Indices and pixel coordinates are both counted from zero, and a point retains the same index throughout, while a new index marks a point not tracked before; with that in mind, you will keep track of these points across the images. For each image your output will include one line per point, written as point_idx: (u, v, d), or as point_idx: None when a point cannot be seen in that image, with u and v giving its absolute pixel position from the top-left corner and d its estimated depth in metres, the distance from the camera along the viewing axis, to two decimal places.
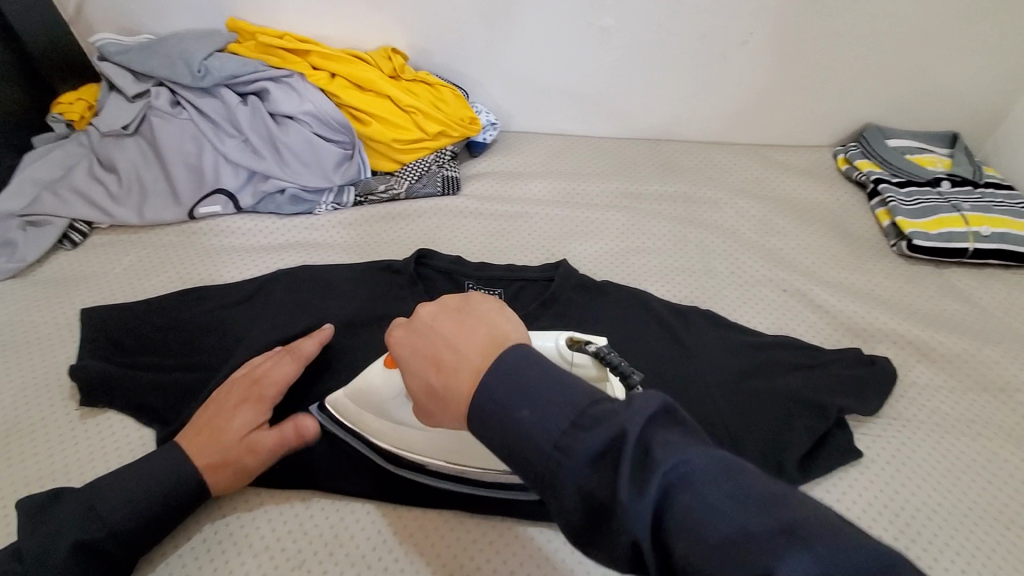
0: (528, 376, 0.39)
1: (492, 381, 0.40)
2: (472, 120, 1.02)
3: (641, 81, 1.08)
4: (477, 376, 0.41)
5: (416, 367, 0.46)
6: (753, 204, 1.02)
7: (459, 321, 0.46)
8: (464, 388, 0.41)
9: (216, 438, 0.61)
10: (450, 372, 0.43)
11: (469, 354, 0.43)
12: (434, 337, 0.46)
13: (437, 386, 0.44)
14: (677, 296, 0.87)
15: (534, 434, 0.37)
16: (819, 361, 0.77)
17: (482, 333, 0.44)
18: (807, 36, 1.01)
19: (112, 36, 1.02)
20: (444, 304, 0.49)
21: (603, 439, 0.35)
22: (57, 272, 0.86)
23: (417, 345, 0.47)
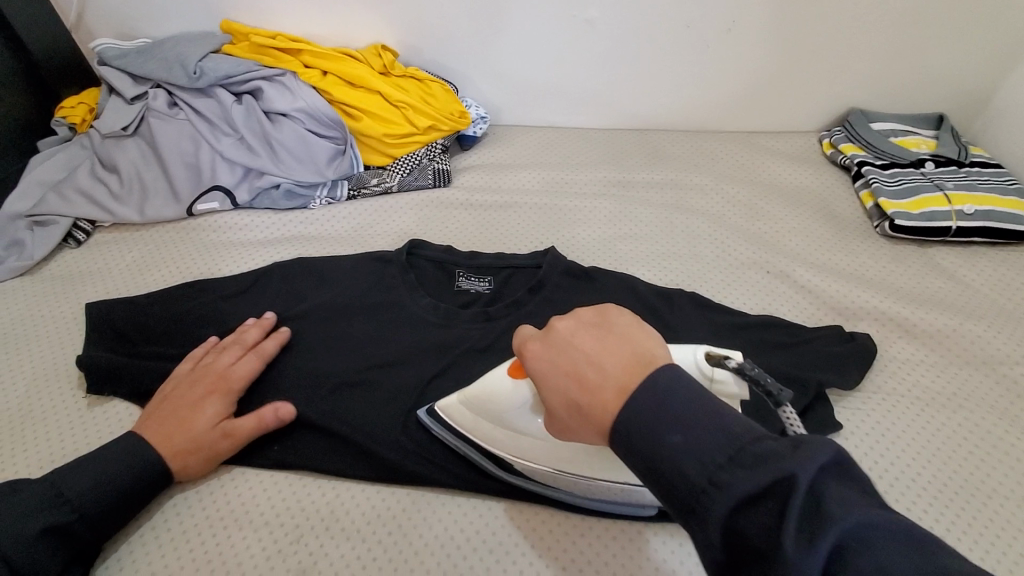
0: (677, 396, 0.41)
1: (645, 404, 0.42)
2: (462, 114, 1.05)
3: (627, 71, 1.10)
4: (625, 393, 0.43)
5: (552, 381, 0.49)
6: (739, 189, 1.04)
7: (599, 337, 0.49)
8: (608, 406, 0.44)
9: (182, 429, 0.65)
10: (592, 389, 0.45)
11: (609, 370, 0.45)
12: (572, 353, 0.49)
13: (578, 401, 0.46)
14: (663, 279, 0.90)
15: (679, 456, 0.38)
16: (801, 339, 0.79)
17: (626, 352, 0.46)
18: (789, 22, 1.03)
19: (111, 41, 1.05)
20: (581, 320, 0.51)
21: (683, 448, 0.39)
22: (63, 269, 0.89)
23: (554, 361, 0.49)
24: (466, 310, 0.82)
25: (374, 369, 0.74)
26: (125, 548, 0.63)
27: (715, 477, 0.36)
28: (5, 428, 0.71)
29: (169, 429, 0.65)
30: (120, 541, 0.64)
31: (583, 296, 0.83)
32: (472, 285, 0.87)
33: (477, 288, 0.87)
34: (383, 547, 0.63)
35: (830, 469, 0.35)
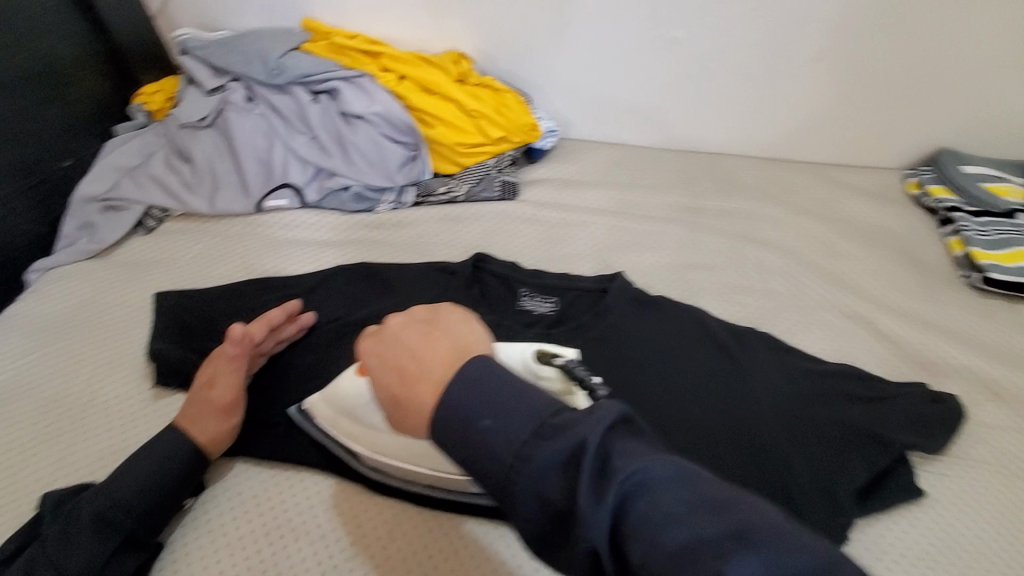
0: (491, 383, 0.42)
1: (448, 399, 0.42)
2: (533, 126, 1.02)
3: (707, 95, 1.06)
4: (437, 387, 0.43)
5: (378, 375, 0.49)
6: (817, 225, 1.00)
7: (426, 334, 0.49)
8: (428, 399, 0.44)
9: (189, 403, 0.67)
10: (415, 383, 0.45)
11: (432, 365, 0.46)
12: (398, 349, 0.48)
13: (399, 395, 0.46)
14: (734, 316, 0.86)
15: (489, 442, 0.39)
16: (884, 394, 0.75)
17: (446, 346, 0.47)
18: (884, 55, 0.98)
19: (193, 31, 1.07)
20: (411, 317, 0.51)
21: (494, 430, 0.39)
22: (133, 255, 0.90)
23: (382, 357, 0.49)
24: (530, 332, 0.80)
25: None
26: (181, 548, 0.63)
27: (534, 453, 0.37)
28: (73, 413, 0.72)
29: (184, 409, 0.68)
30: (177, 540, 0.63)
31: (653, 327, 0.80)
32: (536, 304, 0.84)
33: (541, 308, 0.83)
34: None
35: (615, 428, 0.37)
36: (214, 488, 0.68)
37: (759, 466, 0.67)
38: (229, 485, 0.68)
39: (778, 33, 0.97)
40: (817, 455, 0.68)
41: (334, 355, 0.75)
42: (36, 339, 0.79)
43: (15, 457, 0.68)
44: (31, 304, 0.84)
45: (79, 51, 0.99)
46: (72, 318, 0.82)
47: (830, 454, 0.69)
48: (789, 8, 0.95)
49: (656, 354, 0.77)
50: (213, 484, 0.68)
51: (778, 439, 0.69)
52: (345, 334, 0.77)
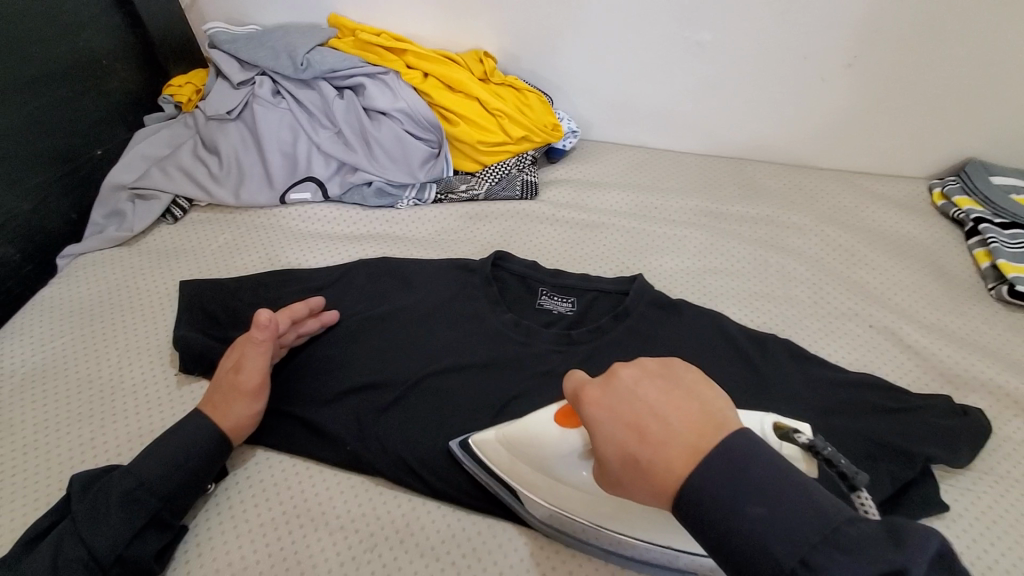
0: (755, 465, 0.42)
1: (716, 476, 0.42)
2: (555, 127, 1.03)
3: (732, 99, 1.06)
4: (693, 459, 0.43)
5: (603, 428, 0.49)
6: (841, 234, 0.99)
7: (669, 391, 0.48)
8: (674, 471, 0.44)
9: (216, 388, 0.68)
10: (653, 447, 0.45)
11: (678, 429, 0.45)
12: (638, 404, 0.48)
13: (628, 455, 0.46)
14: (754, 322, 0.86)
15: (764, 532, 0.39)
16: (905, 405, 0.74)
17: (690, 408, 0.46)
18: (918, 61, 0.96)
19: (223, 25, 1.08)
20: (643, 368, 0.51)
21: (764, 518, 0.40)
22: (160, 244, 0.92)
23: (613, 410, 0.49)
24: (548, 331, 0.80)
25: (456, 383, 0.73)
26: (205, 531, 0.65)
27: (805, 555, 0.38)
28: (100, 397, 0.73)
29: (211, 394, 0.68)
30: (199, 523, 0.65)
31: (672, 331, 0.80)
32: (554, 304, 0.84)
33: (559, 308, 0.84)
34: (456, 570, 0.62)
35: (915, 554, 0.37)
36: (236, 475, 0.70)
37: None
38: (250, 472, 0.70)
39: (809, 39, 0.96)
40: None
41: (355, 347, 0.76)
42: (66, 324, 0.81)
43: (43, 438, 0.69)
44: (61, 290, 0.86)
45: (113, 43, 1.00)
46: (100, 304, 0.83)
47: (850, 465, 0.68)
48: (821, 13, 0.93)
49: (675, 359, 0.77)
50: (236, 471, 0.70)
51: None
52: (366, 329, 0.78)
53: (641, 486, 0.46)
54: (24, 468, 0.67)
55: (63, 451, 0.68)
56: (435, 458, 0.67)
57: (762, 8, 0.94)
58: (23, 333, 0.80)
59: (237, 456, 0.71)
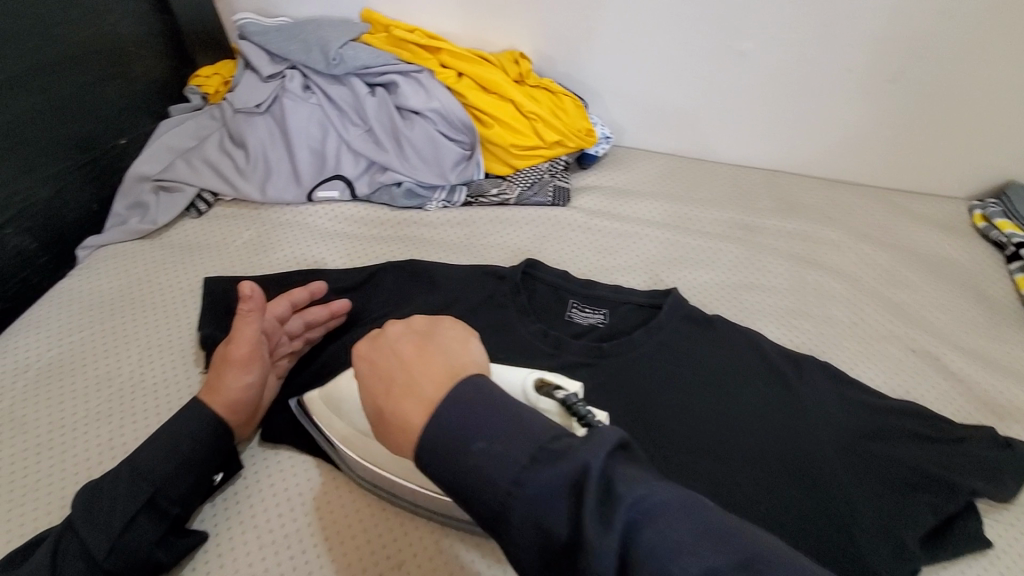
0: (478, 407, 0.43)
1: (450, 418, 0.42)
2: (589, 132, 1.00)
3: (771, 110, 1.03)
4: (429, 411, 0.44)
5: (379, 388, 0.49)
6: (879, 253, 0.96)
7: (421, 347, 0.49)
8: (424, 413, 0.44)
9: (212, 364, 0.66)
10: (403, 396, 0.46)
11: (421, 381, 0.46)
12: (388, 358, 0.49)
13: (388, 406, 0.47)
14: (791, 341, 0.84)
15: (483, 465, 0.40)
16: (949, 435, 0.72)
17: (439, 363, 0.47)
18: (968, 79, 0.93)
19: (253, 16, 1.06)
20: (410, 327, 0.52)
21: (487, 451, 0.40)
22: (183, 238, 0.90)
23: (371, 363, 0.50)
24: (580, 343, 0.77)
25: None
26: (226, 540, 0.62)
27: (518, 477, 0.39)
28: (120, 395, 0.71)
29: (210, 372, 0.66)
30: (220, 530, 0.63)
31: (708, 348, 0.77)
32: (585, 316, 0.82)
33: (590, 320, 0.82)
34: None
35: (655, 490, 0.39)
36: (257, 480, 0.67)
37: (817, 502, 0.64)
38: (272, 478, 0.67)
39: (855, 53, 0.94)
40: (879, 497, 0.65)
41: None
42: (86, 317, 0.79)
43: (61, 436, 0.67)
44: (81, 282, 0.84)
45: (140, 30, 0.98)
46: (121, 298, 0.81)
47: (893, 496, 0.65)
48: (868, 27, 0.91)
49: (711, 377, 0.74)
50: (258, 475, 0.68)
51: (838, 475, 0.66)
52: None
53: (400, 433, 0.46)
54: (41, 466, 0.65)
55: (81, 450, 0.66)
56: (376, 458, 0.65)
57: (807, 20, 0.92)
58: (41, 325, 0.78)
59: (258, 459, 0.69)
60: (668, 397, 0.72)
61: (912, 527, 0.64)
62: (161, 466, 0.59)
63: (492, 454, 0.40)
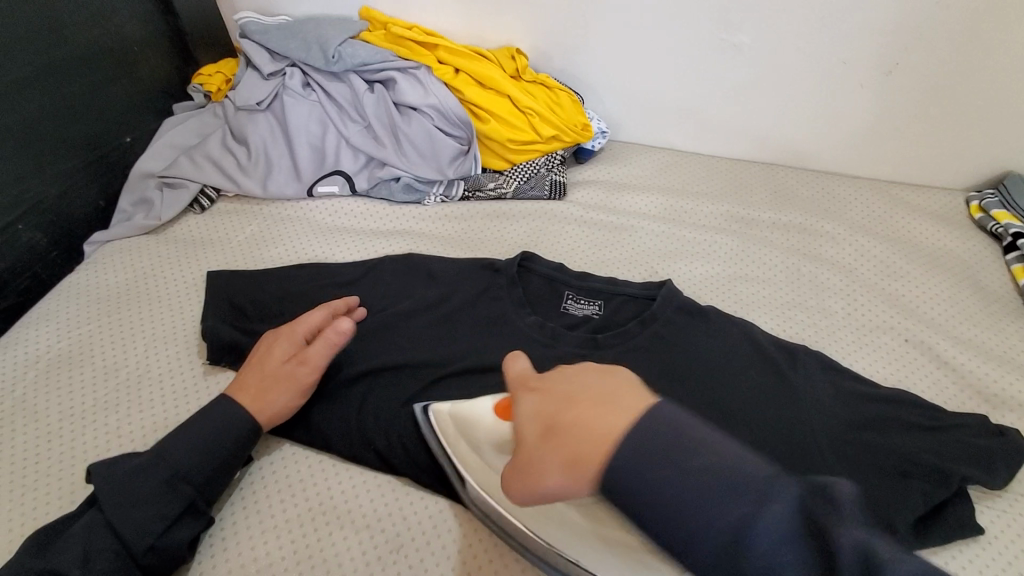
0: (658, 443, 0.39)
1: (625, 457, 0.39)
2: (585, 126, 1.01)
3: (767, 103, 1.04)
4: (604, 446, 0.40)
5: (529, 418, 0.47)
6: (875, 244, 0.97)
7: (619, 390, 0.44)
8: (588, 445, 0.41)
9: (257, 376, 0.67)
10: (569, 430, 0.42)
11: (603, 421, 0.41)
12: (585, 401, 0.44)
13: (544, 433, 0.45)
14: (785, 332, 0.84)
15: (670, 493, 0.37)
16: (941, 424, 0.72)
17: (629, 404, 0.42)
18: (963, 70, 0.93)
19: (254, 14, 1.07)
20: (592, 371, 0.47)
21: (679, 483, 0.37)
22: (186, 234, 0.92)
23: (563, 404, 0.45)
24: (574, 333, 0.79)
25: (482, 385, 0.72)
26: (229, 524, 0.64)
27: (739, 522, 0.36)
28: (126, 386, 0.73)
29: (249, 379, 0.68)
30: (225, 515, 0.65)
31: (701, 339, 0.78)
32: (581, 307, 0.83)
33: (585, 311, 0.83)
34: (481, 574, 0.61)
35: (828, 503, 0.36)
36: (262, 467, 0.69)
37: None
38: (276, 466, 0.69)
39: (851, 44, 0.94)
40: (870, 484, 0.66)
41: (380, 344, 0.75)
42: (93, 310, 0.81)
43: (70, 426, 0.69)
44: (88, 276, 0.86)
45: (144, 30, 1.00)
46: (127, 292, 0.83)
47: (885, 482, 0.66)
48: (864, 17, 0.91)
49: (705, 367, 0.75)
50: (261, 463, 0.70)
51: (830, 463, 0.67)
52: (390, 325, 0.77)
53: (549, 460, 0.43)
54: (51, 455, 0.67)
55: (89, 440, 0.68)
56: (404, 444, 0.67)
57: (802, 12, 0.92)
58: (50, 319, 0.80)
59: (262, 447, 0.71)
60: (661, 386, 0.73)
61: (903, 513, 0.65)
62: (169, 443, 0.61)
63: (665, 490, 0.38)
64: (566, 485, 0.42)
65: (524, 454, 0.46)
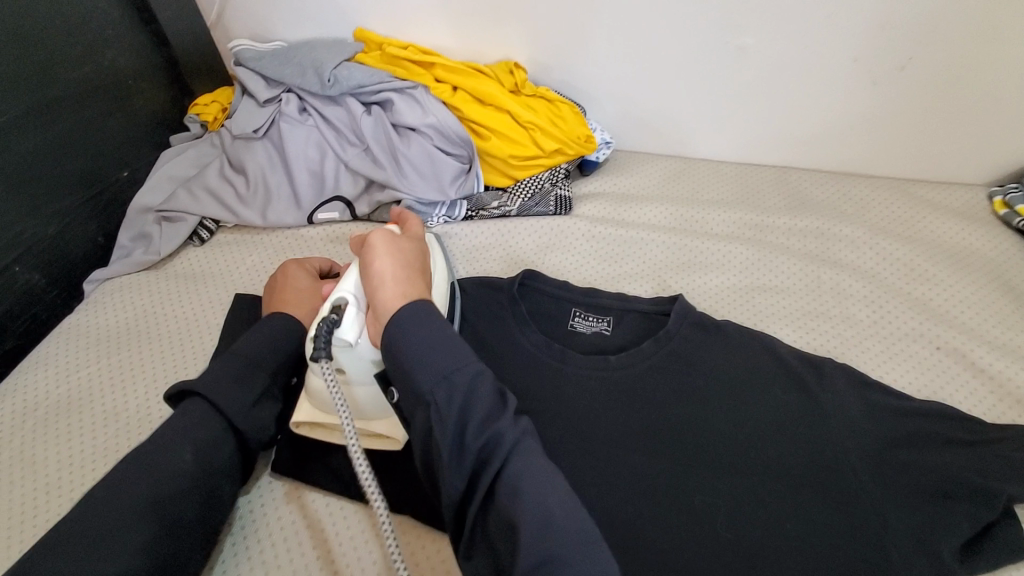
0: (425, 329, 0.53)
1: (420, 306, 0.55)
2: (589, 138, 0.98)
3: (777, 105, 1.00)
4: (407, 296, 0.56)
5: (400, 247, 0.63)
6: (899, 247, 0.93)
7: (392, 248, 0.61)
8: (418, 290, 0.58)
9: (304, 296, 0.73)
10: (389, 288, 0.57)
11: (392, 275, 0.58)
12: (395, 267, 0.59)
13: (410, 262, 0.61)
14: (808, 344, 0.80)
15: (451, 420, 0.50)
16: (981, 437, 0.68)
17: (403, 259, 0.61)
18: (980, 62, 0.90)
19: (248, 42, 1.06)
20: (394, 242, 0.62)
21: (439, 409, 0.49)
22: (186, 267, 0.90)
23: (386, 263, 0.59)
24: (587, 355, 0.75)
25: None
26: None
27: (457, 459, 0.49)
28: (126, 429, 0.70)
29: (298, 303, 0.72)
30: (227, 569, 0.60)
31: (720, 357, 0.74)
32: (589, 324, 0.80)
33: (595, 328, 0.80)
34: None
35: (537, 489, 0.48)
36: (263, 514, 0.65)
37: (840, 514, 0.62)
38: (281, 510, 0.65)
39: (862, 40, 0.91)
40: (911, 506, 0.62)
41: None
42: (92, 352, 0.79)
43: (69, 474, 0.66)
44: (88, 316, 0.84)
45: (138, 62, 0.99)
46: (128, 330, 0.81)
47: (923, 504, 0.62)
48: (876, 10, 0.87)
49: (725, 387, 0.71)
50: (267, 508, 0.65)
51: (865, 487, 0.63)
52: None
53: (389, 266, 0.59)
54: (48, 508, 0.64)
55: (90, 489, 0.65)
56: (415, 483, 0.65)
57: (813, 8, 0.89)
58: (51, 361, 0.78)
59: (265, 490, 0.67)
60: (681, 409, 0.70)
61: (946, 537, 0.60)
62: (219, 391, 0.59)
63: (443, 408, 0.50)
64: (381, 277, 0.58)
65: (381, 247, 0.61)
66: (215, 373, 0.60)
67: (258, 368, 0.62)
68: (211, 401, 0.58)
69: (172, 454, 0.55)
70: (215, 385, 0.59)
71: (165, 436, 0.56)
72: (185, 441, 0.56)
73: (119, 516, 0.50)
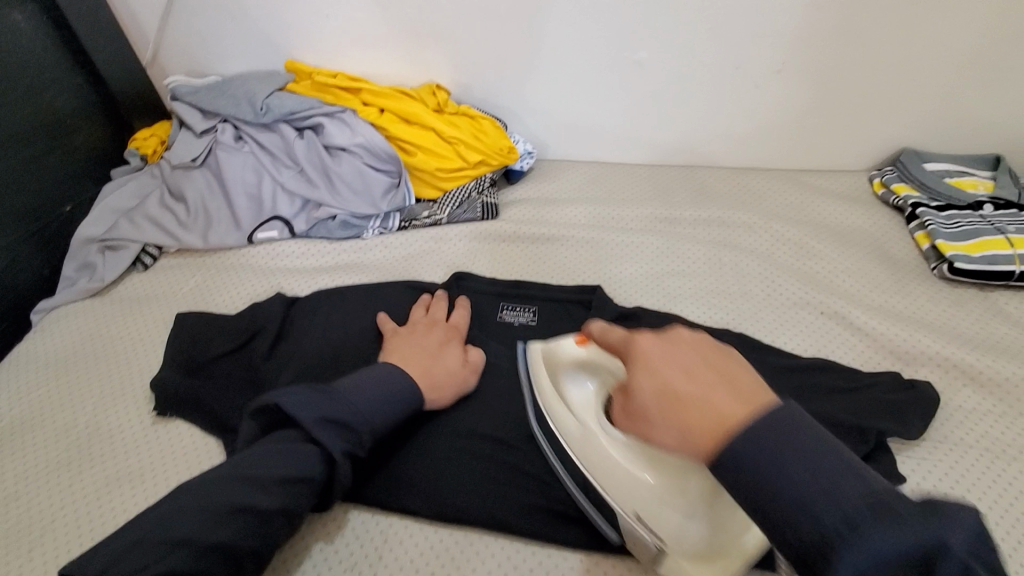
0: (796, 439, 0.37)
1: (759, 423, 0.38)
2: (511, 149, 1.07)
3: (676, 112, 1.12)
4: (726, 422, 0.39)
5: (655, 355, 0.47)
6: (790, 229, 1.04)
7: (659, 401, 0.44)
8: (736, 407, 0.40)
9: (437, 366, 0.71)
10: (688, 406, 0.42)
11: (689, 433, 0.41)
12: (678, 407, 0.42)
13: (674, 377, 0.44)
14: (712, 318, 0.89)
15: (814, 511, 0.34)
16: (859, 384, 0.77)
17: (690, 391, 0.42)
18: (844, 62, 1.02)
19: (184, 78, 1.12)
20: (652, 359, 0.47)
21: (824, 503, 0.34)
22: (132, 292, 0.94)
23: (651, 399, 0.45)
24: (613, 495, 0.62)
25: None
26: None
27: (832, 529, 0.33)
28: (79, 443, 0.73)
29: (423, 368, 0.70)
30: None
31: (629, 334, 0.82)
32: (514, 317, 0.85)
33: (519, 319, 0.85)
34: None
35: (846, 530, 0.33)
36: None
37: None
38: None
39: (739, 48, 1.02)
40: None
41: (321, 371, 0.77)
42: (40, 376, 0.82)
43: (24, 489, 0.70)
44: (33, 345, 0.87)
45: (77, 102, 1.04)
46: (75, 354, 0.84)
47: None
48: (745, 23, 0.99)
49: None
50: None
51: None
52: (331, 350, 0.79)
53: (658, 419, 0.44)
54: (7, 518, 0.67)
55: (46, 500, 0.68)
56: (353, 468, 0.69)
57: (693, 23, 1.00)
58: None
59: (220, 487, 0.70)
60: None
61: None
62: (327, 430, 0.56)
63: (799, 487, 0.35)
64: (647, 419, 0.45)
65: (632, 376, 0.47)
66: (324, 411, 0.57)
67: (358, 421, 0.59)
68: (318, 441, 0.56)
69: (234, 469, 0.53)
70: (306, 407, 0.57)
71: (257, 461, 0.54)
72: (284, 468, 0.54)
73: (196, 528, 0.48)
